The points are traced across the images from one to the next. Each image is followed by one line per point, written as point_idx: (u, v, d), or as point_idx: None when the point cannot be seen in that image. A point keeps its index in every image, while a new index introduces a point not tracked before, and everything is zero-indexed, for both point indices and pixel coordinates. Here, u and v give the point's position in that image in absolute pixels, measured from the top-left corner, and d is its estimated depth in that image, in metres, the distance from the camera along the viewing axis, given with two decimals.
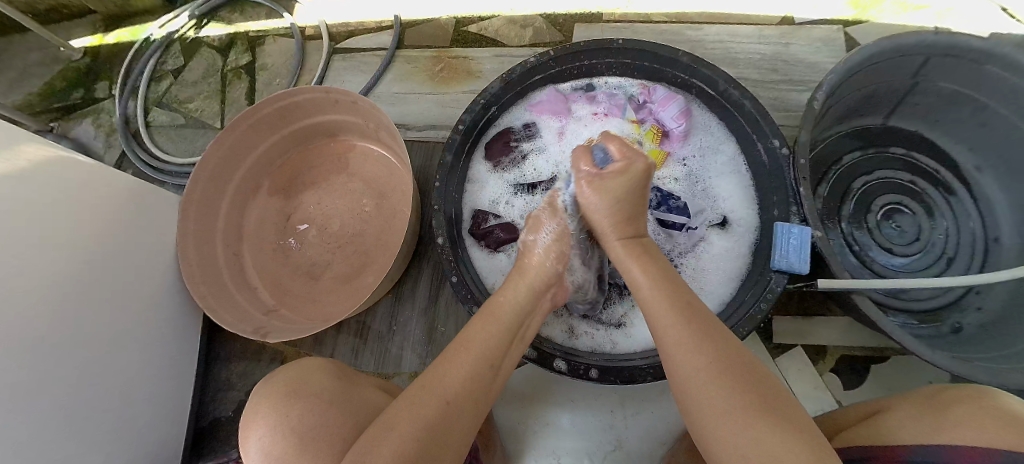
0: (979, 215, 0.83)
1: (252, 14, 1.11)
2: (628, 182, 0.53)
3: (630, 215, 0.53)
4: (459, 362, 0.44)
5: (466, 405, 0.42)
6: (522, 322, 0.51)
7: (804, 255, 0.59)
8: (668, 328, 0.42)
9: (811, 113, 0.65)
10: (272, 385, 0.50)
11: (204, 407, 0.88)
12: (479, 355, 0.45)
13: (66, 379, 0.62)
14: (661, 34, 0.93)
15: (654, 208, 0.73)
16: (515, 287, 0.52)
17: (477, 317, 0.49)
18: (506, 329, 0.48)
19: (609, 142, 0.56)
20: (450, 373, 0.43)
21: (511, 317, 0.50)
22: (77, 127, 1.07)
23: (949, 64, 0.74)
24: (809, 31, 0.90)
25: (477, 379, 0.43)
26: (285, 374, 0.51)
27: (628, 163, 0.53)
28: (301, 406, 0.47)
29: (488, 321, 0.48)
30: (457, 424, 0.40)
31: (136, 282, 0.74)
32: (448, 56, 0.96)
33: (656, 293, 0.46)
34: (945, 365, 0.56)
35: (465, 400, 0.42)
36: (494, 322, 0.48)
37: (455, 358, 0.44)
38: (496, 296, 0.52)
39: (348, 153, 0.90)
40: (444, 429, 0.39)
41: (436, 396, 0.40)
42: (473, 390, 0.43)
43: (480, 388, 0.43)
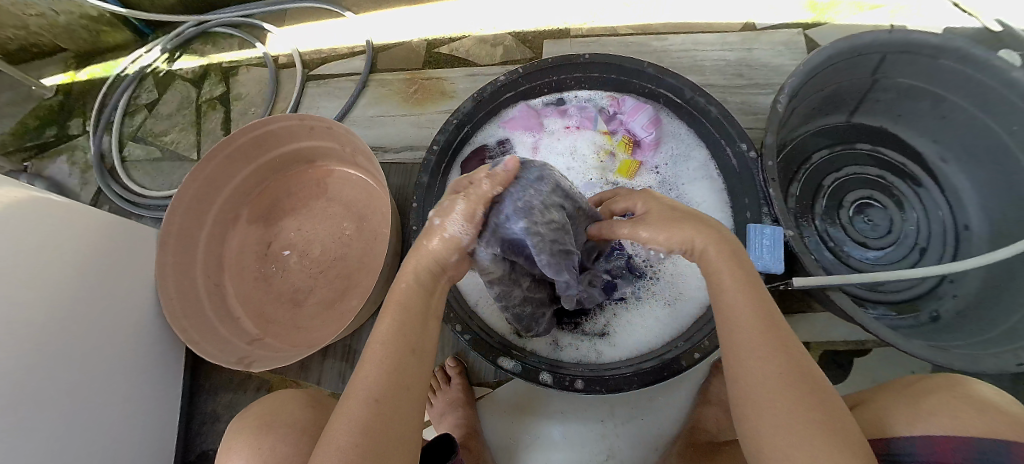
0: (947, 205, 0.86)
1: (225, 44, 1.11)
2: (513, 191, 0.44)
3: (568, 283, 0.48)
4: (372, 361, 0.39)
5: (399, 396, 0.38)
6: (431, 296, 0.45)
7: (777, 253, 0.62)
8: (742, 325, 0.40)
9: (775, 117, 0.67)
10: (243, 422, 0.51)
11: (190, 444, 0.86)
12: (397, 343, 0.40)
13: (46, 424, 0.60)
14: (628, 46, 0.95)
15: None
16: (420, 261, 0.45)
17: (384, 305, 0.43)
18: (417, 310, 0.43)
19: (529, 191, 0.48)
20: (364, 374, 0.39)
21: (415, 297, 0.43)
22: (51, 165, 1.06)
23: (905, 60, 0.77)
24: (770, 36, 0.93)
25: (392, 372, 0.39)
26: (257, 408, 0.53)
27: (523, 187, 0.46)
28: (272, 439, 0.48)
29: (392, 308, 0.42)
30: (394, 417, 0.37)
31: (116, 320, 0.73)
32: (421, 77, 0.97)
33: None
34: (921, 354, 0.57)
35: (394, 392, 0.38)
36: (399, 309, 0.42)
37: (369, 360, 0.40)
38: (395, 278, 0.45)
39: (326, 178, 0.90)
40: (381, 429, 0.36)
41: (361, 399, 0.37)
42: (400, 379, 0.39)
43: (405, 373, 0.39)
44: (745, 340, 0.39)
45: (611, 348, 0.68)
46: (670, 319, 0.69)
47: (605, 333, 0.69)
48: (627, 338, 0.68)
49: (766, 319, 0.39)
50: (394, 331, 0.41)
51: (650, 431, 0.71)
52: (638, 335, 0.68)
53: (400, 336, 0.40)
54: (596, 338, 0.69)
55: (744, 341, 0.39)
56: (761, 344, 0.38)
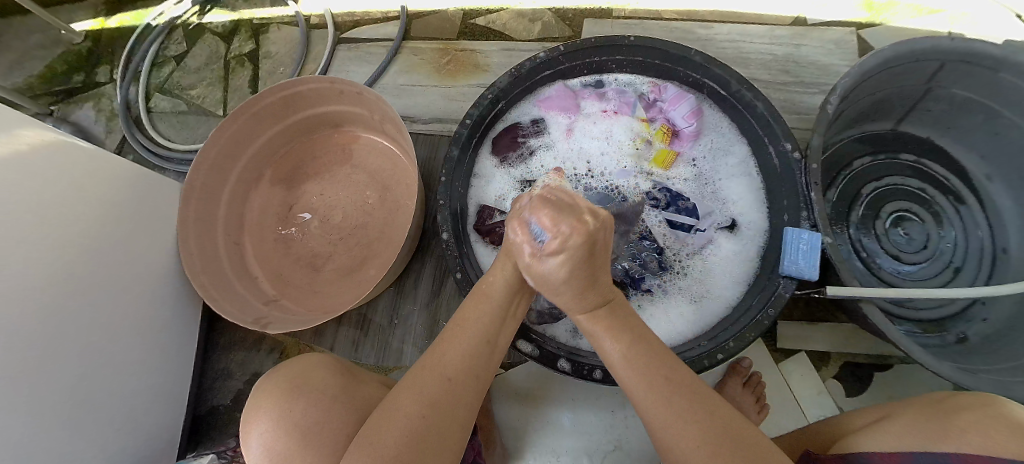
0: (988, 225, 0.82)
1: (257, 1, 1.09)
2: (582, 249, 0.44)
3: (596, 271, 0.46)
4: (456, 341, 0.45)
5: (467, 381, 0.43)
6: (513, 299, 0.51)
7: (814, 260, 0.58)
8: (654, 393, 0.42)
9: (825, 117, 0.64)
10: (274, 382, 0.50)
11: (202, 396, 0.87)
12: (477, 332, 0.46)
13: (64, 366, 0.61)
14: (672, 31, 0.91)
15: (663, 209, 0.73)
16: (503, 265, 0.51)
17: (468, 296, 0.50)
18: (500, 305, 0.49)
19: (539, 214, 0.45)
20: (449, 351, 0.44)
21: (502, 293, 0.50)
22: (77, 110, 1.06)
23: (965, 70, 0.72)
24: (821, 33, 0.89)
25: (476, 356, 0.45)
26: (285, 370, 0.51)
27: (564, 237, 0.43)
28: (303, 403, 0.46)
29: (481, 307, 0.48)
30: (461, 399, 0.42)
31: (136, 269, 0.73)
32: (455, 48, 0.94)
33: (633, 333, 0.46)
34: (951, 376, 0.55)
35: (466, 377, 0.43)
36: (486, 301, 0.49)
37: (455, 340, 0.45)
38: (484, 275, 0.52)
39: (351, 144, 0.89)
40: (445, 407, 0.41)
41: (436, 374, 0.42)
42: (472, 367, 0.44)
43: (479, 363, 0.45)
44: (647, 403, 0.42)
45: None
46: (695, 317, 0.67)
47: None
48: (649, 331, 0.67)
49: (658, 378, 0.43)
50: (482, 319, 0.47)
51: None
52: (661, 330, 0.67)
53: (481, 325, 0.47)
54: None
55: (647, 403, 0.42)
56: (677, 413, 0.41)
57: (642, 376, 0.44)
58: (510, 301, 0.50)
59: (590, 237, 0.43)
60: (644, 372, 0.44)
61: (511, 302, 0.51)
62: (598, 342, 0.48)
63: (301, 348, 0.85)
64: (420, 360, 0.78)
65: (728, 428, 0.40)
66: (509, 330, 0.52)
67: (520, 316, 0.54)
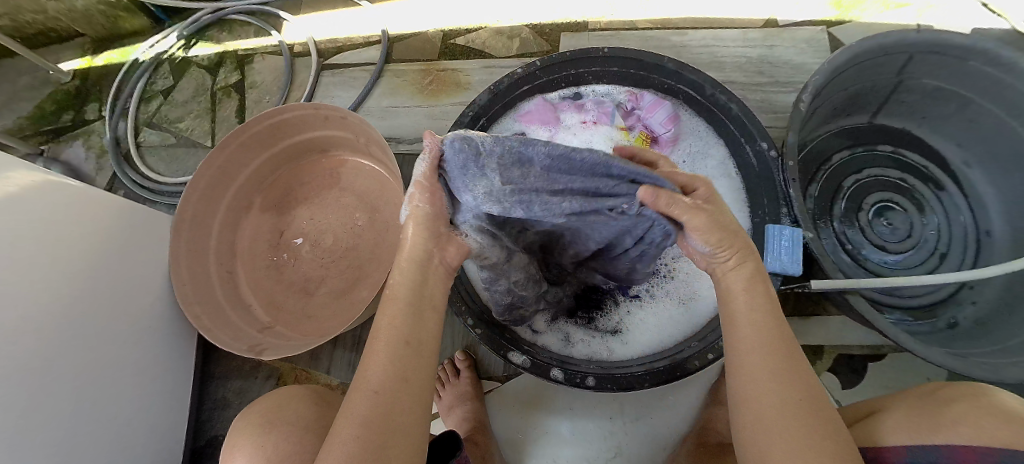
0: (970, 210, 0.83)
1: (241, 32, 1.11)
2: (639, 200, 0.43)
3: None
4: (372, 352, 0.38)
5: (400, 390, 0.36)
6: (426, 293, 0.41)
7: (796, 255, 0.60)
8: (751, 354, 0.38)
9: (798, 114, 0.65)
10: (247, 422, 0.51)
11: (201, 427, 0.87)
12: (399, 330, 0.39)
13: (62, 404, 0.61)
14: (648, 40, 0.93)
15: None
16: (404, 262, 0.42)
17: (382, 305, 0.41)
18: (414, 304, 0.40)
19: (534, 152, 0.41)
20: (370, 364, 0.37)
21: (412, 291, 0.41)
22: (68, 149, 1.07)
23: (933, 61, 0.75)
24: (793, 33, 0.91)
25: (400, 361, 0.37)
26: (257, 408, 0.53)
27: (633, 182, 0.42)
28: (274, 438, 0.48)
29: (394, 304, 0.40)
30: (400, 410, 0.36)
31: (130, 304, 0.74)
32: (437, 68, 0.96)
33: None
34: (940, 361, 0.56)
35: (397, 386, 0.36)
36: (396, 303, 0.40)
37: (374, 349, 0.38)
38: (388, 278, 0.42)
39: (339, 168, 0.90)
40: (383, 423, 0.35)
41: (362, 392, 0.36)
42: (401, 373, 0.37)
43: (412, 364, 0.38)
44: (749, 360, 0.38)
45: (624, 346, 0.68)
46: (683, 318, 0.68)
47: (618, 330, 0.69)
48: (639, 336, 0.68)
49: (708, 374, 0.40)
50: (400, 319, 0.39)
51: (660, 430, 0.71)
52: (651, 334, 0.68)
53: (403, 323, 0.39)
54: (609, 335, 0.69)
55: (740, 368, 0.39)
56: (772, 375, 0.36)
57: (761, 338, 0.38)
58: (424, 295, 0.41)
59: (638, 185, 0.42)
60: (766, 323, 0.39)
61: (429, 282, 0.42)
62: None
63: (298, 373, 0.84)
64: None
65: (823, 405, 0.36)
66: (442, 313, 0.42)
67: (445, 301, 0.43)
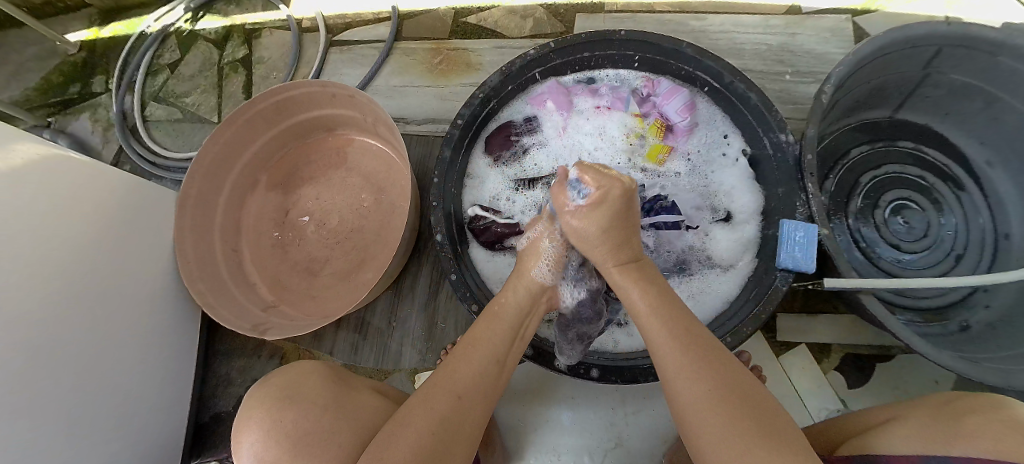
0: (989, 212, 0.81)
1: (249, 6, 1.09)
2: (603, 213, 0.47)
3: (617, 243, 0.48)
4: (468, 360, 0.44)
5: (478, 402, 0.42)
6: (524, 321, 0.50)
7: (810, 253, 0.58)
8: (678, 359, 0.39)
9: (820, 106, 0.63)
10: (264, 392, 0.51)
11: (204, 403, 0.88)
12: (486, 350, 0.45)
13: (69, 377, 0.62)
14: (664, 24, 0.90)
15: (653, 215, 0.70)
16: (515, 288, 0.51)
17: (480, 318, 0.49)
18: (508, 327, 0.48)
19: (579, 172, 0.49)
20: (461, 369, 0.43)
21: (513, 316, 0.49)
22: (74, 122, 1.06)
23: (962, 55, 0.71)
24: (816, 21, 0.88)
25: (487, 377, 0.43)
26: (273, 381, 0.52)
27: (603, 191, 0.46)
28: (293, 413, 0.47)
29: (495, 322, 0.48)
30: (468, 419, 0.41)
31: (136, 281, 0.74)
32: (447, 47, 0.94)
33: (641, 323, 0.44)
34: (955, 367, 0.54)
35: (477, 397, 0.42)
36: (497, 322, 0.48)
37: (455, 360, 0.44)
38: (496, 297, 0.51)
39: (346, 147, 0.89)
40: (455, 424, 0.39)
41: (447, 392, 0.41)
42: (484, 386, 0.43)
43: (490, 384, 0.44)
44: (667, 361, 0.40)
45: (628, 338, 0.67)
46: (692, 312, 0.67)
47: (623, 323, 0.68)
48: None
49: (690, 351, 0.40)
50: (487, 340, 0.46)
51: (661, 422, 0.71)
52: None
53: (491, 346, 0.45)
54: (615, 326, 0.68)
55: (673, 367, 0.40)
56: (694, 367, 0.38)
57: (672, 335, 0.41)
58: (520, 324, 0.49)
59: (623, 196, 0.47)
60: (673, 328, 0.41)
61: (523, 321, 0.50)
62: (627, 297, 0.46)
63: (301, 352, 0.85)
64: (420, 361, 0.78)
65: (738, 380, 0.38)
66: (518, 354, 0.50)
67: (529, 339, 0.52)
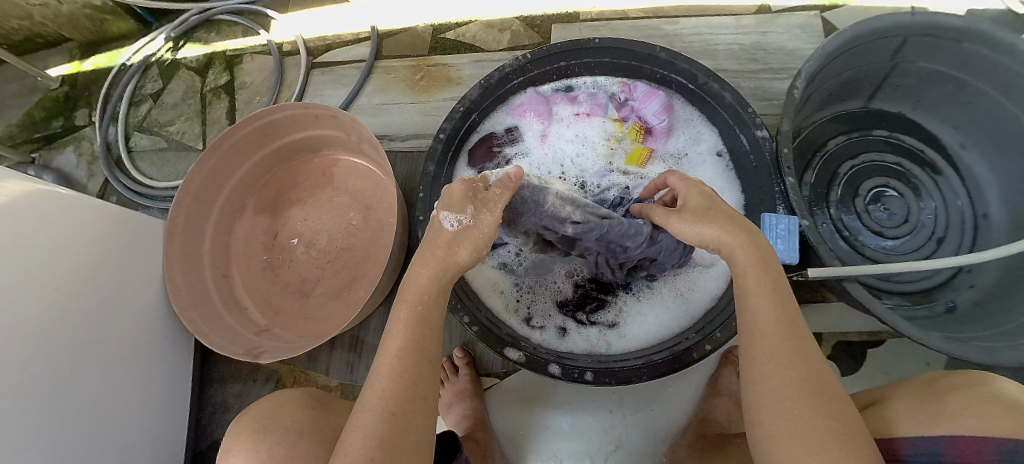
0: (967, 194, 0.83)
1: (229, 32, 1.10)
2: None
3: None
4: (388, 371, 0.42)
5: (415, 405, 0.41)
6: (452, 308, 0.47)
7: (792, 244, 0.60)
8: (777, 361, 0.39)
9: (793, 101, 0.65)
10: (251, 421, 0.51)
11: (201, 432, 0.87)
12: (412, 355, 0.43)
13: (63, 413, 0.61)
14: (639, 29, 0.92)
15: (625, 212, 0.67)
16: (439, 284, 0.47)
17: (399, 319, 0.45)
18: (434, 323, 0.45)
19: None
20: (383, 385, 0.41)
21: (436, 312, 0.46)
22: (59, 156, 1.06)
23: (928, 43, 0.74)
24: (786, 19, 0.90)
25: (415, 382, 0.42)
26: (262, 410, 0.52)
27: None
28: (268, 443, 0.47)
29: (407, 320, 0.44)
30: (412, 426, 0.40)
31: (128, 312, 0.74)
32: (428, 63, 0.95)
33: None
34: (936, 346, 0.55)
35: (410, 404, 0.41)
36: (415, 321, 0.44)
37: (380, 372, 0.42)
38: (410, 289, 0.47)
39: (332, 167, 0.89)
40: (397, 441, 0.39)
41: (376, 413, 0.40)
42: (414, 392, 0.42)
43: (422, 383, 0.42)
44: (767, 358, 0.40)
45: (621, 339, 0.68)
46: (681, 308, 0.68)
47: (615, 324, 0.69)
48: (637, 329, 0.68)
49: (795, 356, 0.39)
50: (408, 346, 0.43)
51: (659, 422, 0.71)
52: (649, 326, 0.68)
53: (415, 352, 0.43)
54: (606, 329, 0.69)
55: (774, 369, 0.39)
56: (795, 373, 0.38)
57: (777, 317, 0.41)
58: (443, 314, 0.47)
59: None
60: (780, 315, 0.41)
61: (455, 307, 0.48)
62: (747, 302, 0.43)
63: (296, 375, 0.84)
64: None
65: (825, 378, 0.39)
66: None
67: None
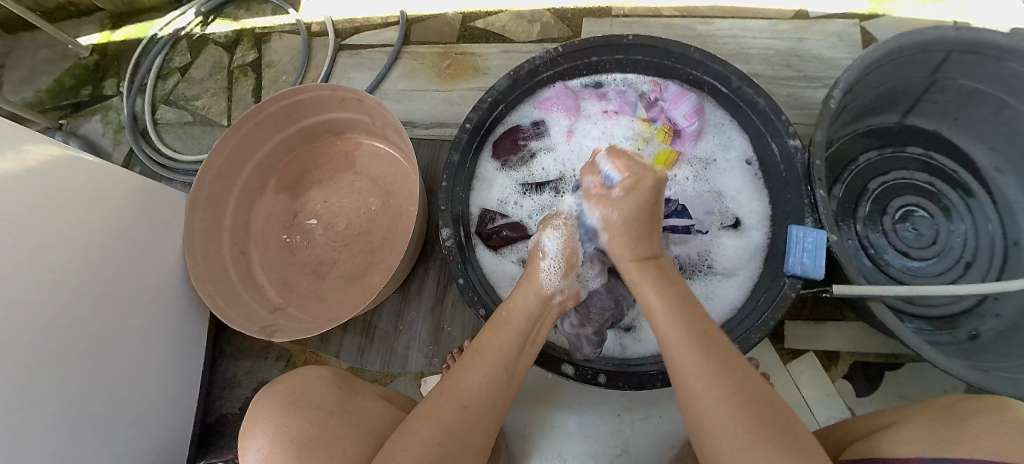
0: (999, 220, 0.80)
1: (258, 10, 1.10)
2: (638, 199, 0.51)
3: (640, 233, 0.51)
4: (475, 367, 0.44)
5: (486, 409, 0.42)
6: (535, 325, 0.50)
7: (819, 259, 0.58)
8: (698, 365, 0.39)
9: (828, 112, 0.63)
10: (272, 397, 0.51)
11: (211, 405, 0.88)
12: (494, 357, 0.45)
13: (78, 378, 0.62)
14: (672, 28, 0.91)
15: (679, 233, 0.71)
16: (524, 294, 0.51)
17: (490, 325, 0.49)
18: (519, 332, 0.48)
19: (614, 160, 0.54)
20: (468, 378, 0.43)
21: (523, 323, 0.49)
22: (86, 124, 1.08)
23: (971, 60, 0.71)
24: (825, 26, 0.88)
25: (494, 384, 0.44)
26: (275, 388, 0.53)
27: (636, 178, 0.51)
28: (297, 419, 0.47)
29: (501, 328, 0.48)
30: (478, 427, 0.41)
31: (146, 283, 0.75)
32: (455, 51, 0.94)
33: (662, 333, 0.43)
34: (963, 375, 0.54)
35: (484, 405, 0.42)
36: (506, 329, 0.48)
37: (467, 369, 0.45)
38: (506, 303, 0.51)
39: (354, 151, 0.90)
40: (463, 434, 0.40)
41: (454, 402, 0.41)
42: (490, 393, 0.43)
43: (500, 391, 0.44)
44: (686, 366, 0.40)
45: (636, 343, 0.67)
46: None
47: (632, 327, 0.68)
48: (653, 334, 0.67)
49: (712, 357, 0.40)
50: (493, 347, 0.46)
51: (667, 428, 0.70)
52: None
53: (499, 354, 0.45)
54: (622, 331, 0.68)
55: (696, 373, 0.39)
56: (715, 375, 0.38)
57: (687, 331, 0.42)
58: (530, 330, 0.49)
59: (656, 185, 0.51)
60: (686, 336, 0.42)
61: (534, 325, 0.50)
62: (651, 310, 0.46)
63: (307, 356, 0.85)
64: (425, 365, 0.78)
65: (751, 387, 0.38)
66: (528, 361, 0.50)
67: (540, 346, 0.51)
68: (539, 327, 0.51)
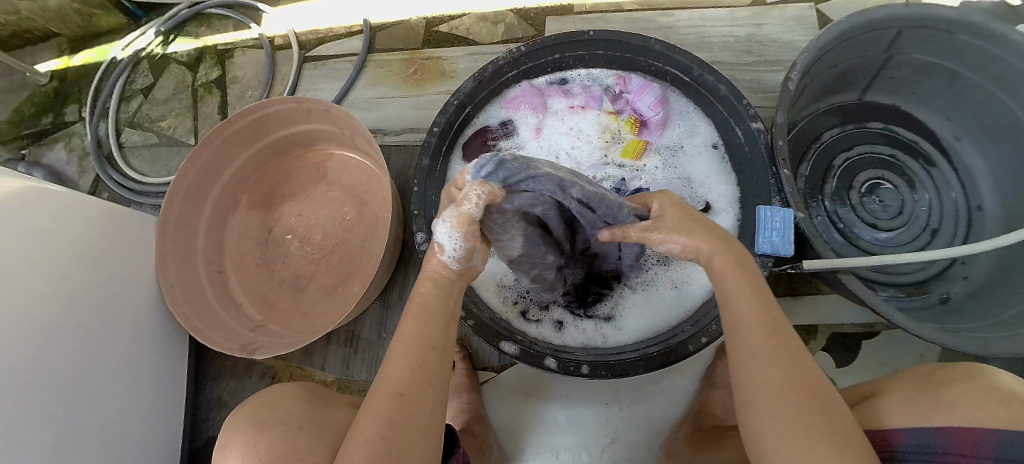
0: (961, 186, 0.83)
1: (219, 26, 1.08)
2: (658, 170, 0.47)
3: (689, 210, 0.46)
4: (402, 355, 0.42)
5: (423, 390, 0.41)
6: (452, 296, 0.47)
7: (787, 237, 0.60)
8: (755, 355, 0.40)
9: (788, 93, 0.64)
10: (239, 420, 0.51)
11: (197, 429, 0.87)
12: (419, 342, 0.42)
13: (55, 412, 0.61)
14: (634, 22, 0.92)
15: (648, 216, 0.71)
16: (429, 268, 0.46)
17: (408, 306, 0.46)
18: (439, 311, 0.45)
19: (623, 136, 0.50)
20: (397, 366, 0.41)
21: (437, 298, 0.45)
22: (48, 152, 1.05)
23: (923, 35, 0.74)
24: (781, 11, 0.90)
25: (423, 367, 0.41)
26: (254, 405, 0.53)
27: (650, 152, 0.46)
28: (266, 438, 0.47)
29: (416, 308, 0.45)
30: (420, 411, 0.40)
31: (121, 310, 0.73)
32: (421, 57, 0.94)
33: None
34: (934, 338, 0.56)
35: (418, 390, 0.41)
36: (421, 307, 0.45)
37: (395, 357, 0.42)
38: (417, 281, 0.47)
39: (326, 162, 0.89)
40: (408, 424, 0.39)
41: (389, 393, 0.40)
42: (422, 376, 0.41)
43: (433, 369, 0.42)
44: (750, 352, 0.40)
45: (617, 332, 0.68)
46: (676, 303, 0.68)
47: (612, 317, 0.69)
48: (632, 321, 0.68)
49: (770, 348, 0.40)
50: (417, 332, 0.43)
51: (656, 413, 0.71)
52: (644, 318, 0.68)
53: (422, 336, 0.42)
54: (603, 322, 0.69)
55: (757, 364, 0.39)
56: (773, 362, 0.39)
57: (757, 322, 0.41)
58: (447, 301, 0.46)
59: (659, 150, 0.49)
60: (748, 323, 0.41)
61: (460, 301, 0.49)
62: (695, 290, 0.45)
63: (292, 371, 0.84)
64: None
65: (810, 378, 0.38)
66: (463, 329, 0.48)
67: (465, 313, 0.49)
68: (454, 300, 0.46)
